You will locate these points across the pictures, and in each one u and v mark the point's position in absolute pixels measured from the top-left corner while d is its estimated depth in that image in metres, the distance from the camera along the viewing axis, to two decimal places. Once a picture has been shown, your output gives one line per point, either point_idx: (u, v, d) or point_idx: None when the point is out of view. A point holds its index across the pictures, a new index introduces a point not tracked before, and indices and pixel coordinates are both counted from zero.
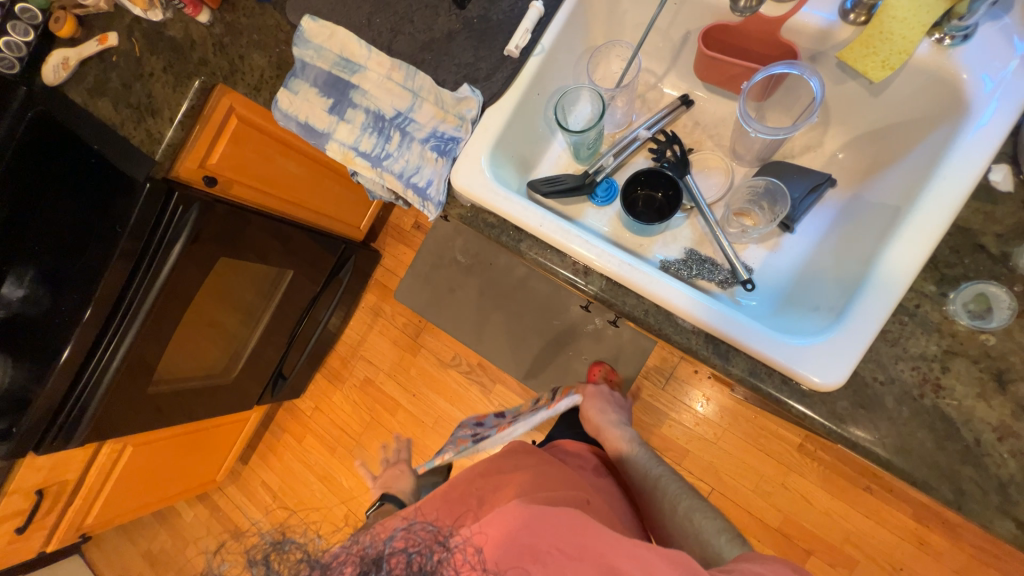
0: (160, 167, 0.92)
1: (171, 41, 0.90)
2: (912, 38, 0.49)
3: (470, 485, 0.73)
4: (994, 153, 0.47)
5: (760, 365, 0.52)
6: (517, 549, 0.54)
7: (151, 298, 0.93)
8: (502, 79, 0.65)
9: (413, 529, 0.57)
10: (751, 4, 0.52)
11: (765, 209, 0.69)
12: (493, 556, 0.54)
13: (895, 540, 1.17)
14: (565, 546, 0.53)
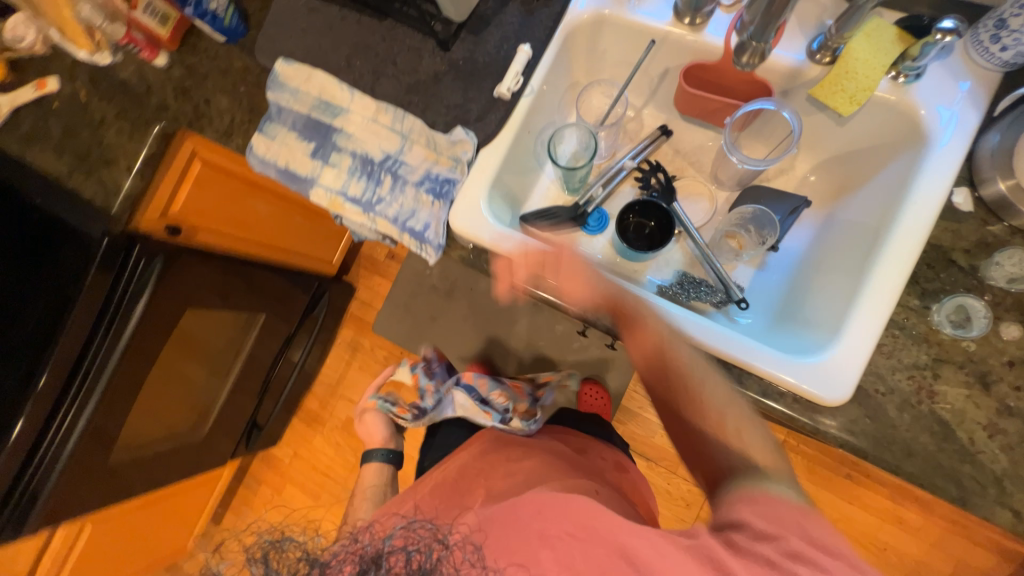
0: (117, 221, 0.84)
1: (123, 85, 0.84)
2: (874, 77, 0.54)
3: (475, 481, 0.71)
4: (954, 178, 0.53)
5: (771, 386, 0.55)
6: (524, 535, 0.52)
7: (112, 362, 0.84)
8: (495, 120, 0.65)
9: (414, 526, 0.53)
10: (754, 60, 0.59)
11: (751, 232, 0.71)
12: (498, 547, 0.53)
13: (877, 522, 1.24)
14: (573, 529, 0.52)
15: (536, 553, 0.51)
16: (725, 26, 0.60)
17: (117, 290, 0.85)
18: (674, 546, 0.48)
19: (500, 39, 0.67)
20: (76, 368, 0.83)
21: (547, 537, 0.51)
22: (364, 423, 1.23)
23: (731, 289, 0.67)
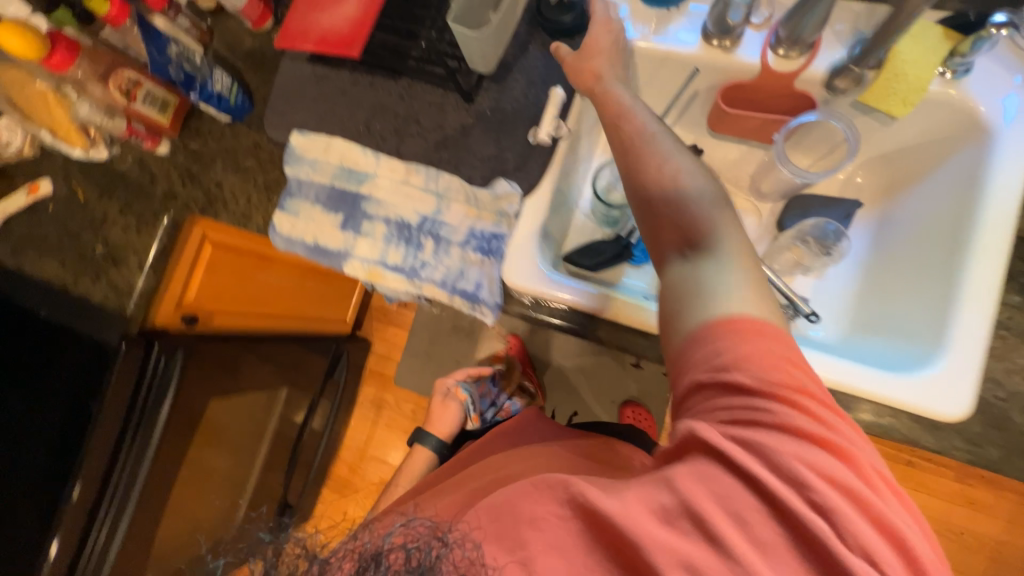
0: (133, 321, 0.79)
1: (123, 177, 0.80)
2: (925, 77, 0.53)
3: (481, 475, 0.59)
4: None
5: (884, 406, 0.52)
6: (515, 520, 0.41)
7: (143, 473, 0.79)
8: (536, 167, 0.63)
9: (414, 523, 0.44)
10: (846, 86, 0.57)
11: (810, 243, 0.67)
12: (487, 530, 0.42)
13: (948, 507, 1.20)
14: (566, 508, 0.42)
15: (522, 530, 0.41)
16: (758, 42, 0.59)
17: (136, 403, 0.78)
18: (659, 495, 0.39)
19: (526, 83, 0.65)
20: (101, 495, 0.75)
21: (536, 517, 0.41)
22: (442, 407, 1.18)
23: (796, 303, 0.65)
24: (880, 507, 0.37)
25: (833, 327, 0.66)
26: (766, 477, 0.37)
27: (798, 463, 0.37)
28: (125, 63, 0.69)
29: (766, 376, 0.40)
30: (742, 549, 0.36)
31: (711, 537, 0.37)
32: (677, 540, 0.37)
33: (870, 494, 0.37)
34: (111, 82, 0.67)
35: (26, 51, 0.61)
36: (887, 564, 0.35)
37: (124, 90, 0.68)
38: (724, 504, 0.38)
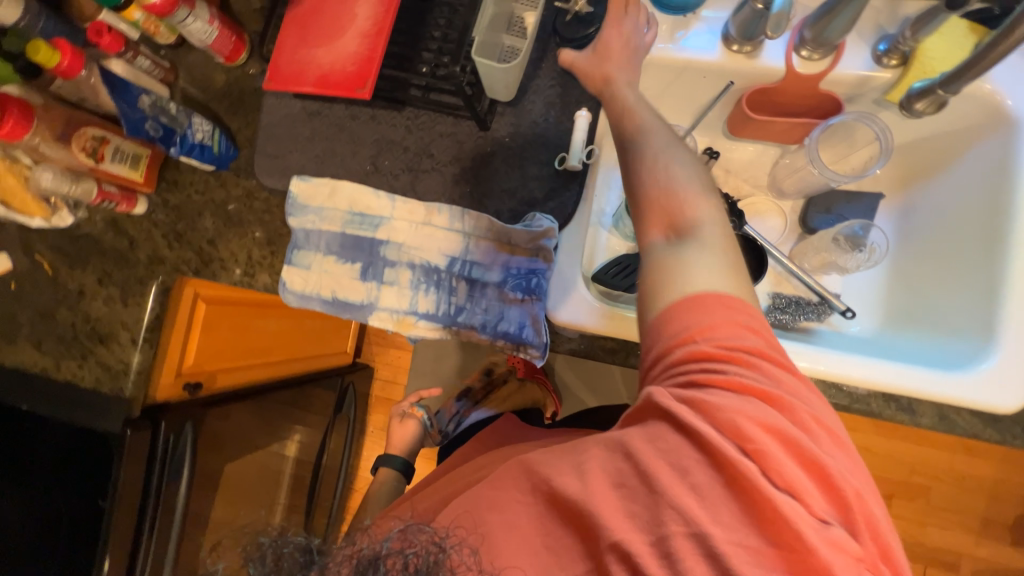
0: (133, 402, 0.71)
1: (96, 243, 0.71)
2: None
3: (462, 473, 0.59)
4: None
5: (946, 405, 0.52)
6: (474, 502, 0.43)
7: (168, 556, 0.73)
8: (566, 195, 0.60)
9: (412, 530, 0.40)
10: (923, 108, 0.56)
11: (840, 241, 0.67)
12: (449, 517, 0.44)
13: (949, 456, 1.28)
14: (521, 485, 0.42)
15: (482, 511, 0.42)
16: (782, 44, 0.57)
17: (151, 490, 0.70)
18: (612, 462, 0.40)
19: (544, 105, 0.62)
20: None
21: (495, 501, 0.42)
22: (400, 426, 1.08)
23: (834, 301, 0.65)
24: (811, 453, 0.37)
25: (869, 321, 0.66)
26: (705, 430, 0.37)
27: (732, 419, 0.37)
28: (89, 120, 0.61)
29: (717, 344, 0.40)
30: (679, 499, 0.37)
31: (646, 486, 0.38)
32: (615, 493, 0.39)
33: (805, 443, 0.37)
34: (74, 143, 0.59)
35: None
36: (809, 497, 0.36)
37: (90, 149, 0.60)
38: (677, 467, 0.37)
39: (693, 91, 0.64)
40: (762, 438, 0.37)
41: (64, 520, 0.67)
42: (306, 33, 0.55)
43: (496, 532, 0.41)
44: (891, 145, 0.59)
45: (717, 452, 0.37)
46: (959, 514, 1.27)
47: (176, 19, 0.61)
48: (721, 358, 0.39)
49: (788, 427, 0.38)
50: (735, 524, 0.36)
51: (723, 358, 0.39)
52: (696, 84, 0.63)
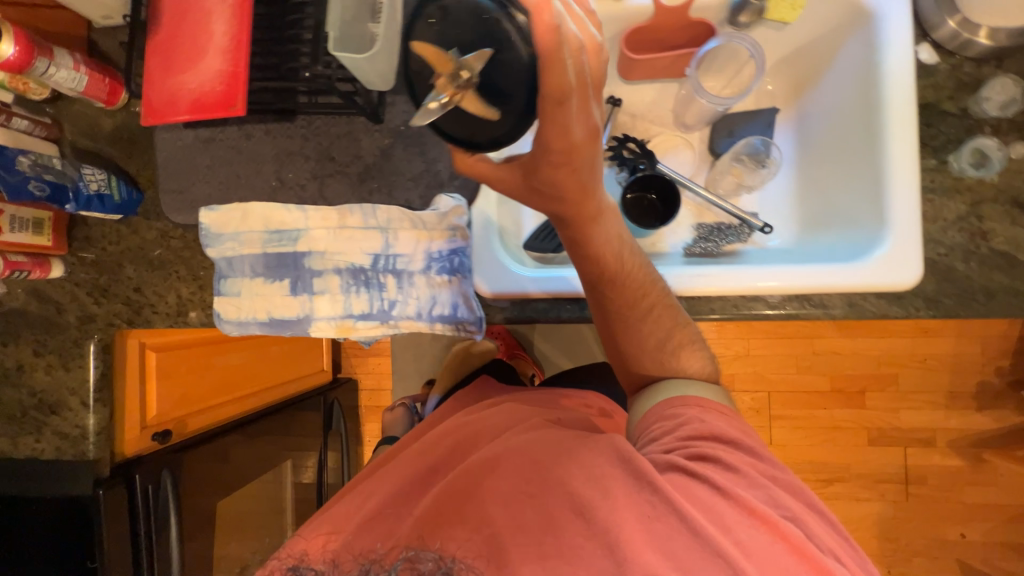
0: (101, 464, 0.70)
1: (23, 315, 0.70)
2: None
3: (437, 440, 0.68)
4: (912, 40, 0.55)
5: (853, 294, 0.55)
6: (477, 497, 0.56)
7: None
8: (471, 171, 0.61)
9: (417, 555, 0.51)
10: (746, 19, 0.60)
11: (745, 159, 0.70)
12: (454, 514, 0.55)
13: (909, 342, 1.36)
14: (526, 486, 0.55)
15: (490, 514, 0.54)
16: None
17: (139, 537, 0.73)
18: (645, 495, 0.52)
19: None
20: None
21: (500, 495, 0.56)
22: (391, 415, 1.29)
23: (751, 221, 0.68)
24: (815, 520, 0.52)
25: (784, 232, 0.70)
26: (731, 488, 0.52)
27: (743, 478, 0.53)
28: None
29: (715, 424, 0.57)
30: (716, 534, 0.49)
31: (693, 527, 0.49)
32: (653, 527, 0.50)
33: (809, 506, 0.53)
34: None
35: None
36: (837, 553, 0.49)
37: None
38: (716, 519, 0.50)
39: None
40: (771, 497, 0.52)
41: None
42: (169, 61, 0.54)
43: (505, 535, 0.53)
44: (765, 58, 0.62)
45: (761, 518, 0.50)
46: (927, 392, 1.36)
47: (39, 72, 0.57)
48: (725, 434, 0.56)
49: (779, 482, 0.54)
50: (774, 563, 0.47)
51: (725, 432, 0.56)
52: None
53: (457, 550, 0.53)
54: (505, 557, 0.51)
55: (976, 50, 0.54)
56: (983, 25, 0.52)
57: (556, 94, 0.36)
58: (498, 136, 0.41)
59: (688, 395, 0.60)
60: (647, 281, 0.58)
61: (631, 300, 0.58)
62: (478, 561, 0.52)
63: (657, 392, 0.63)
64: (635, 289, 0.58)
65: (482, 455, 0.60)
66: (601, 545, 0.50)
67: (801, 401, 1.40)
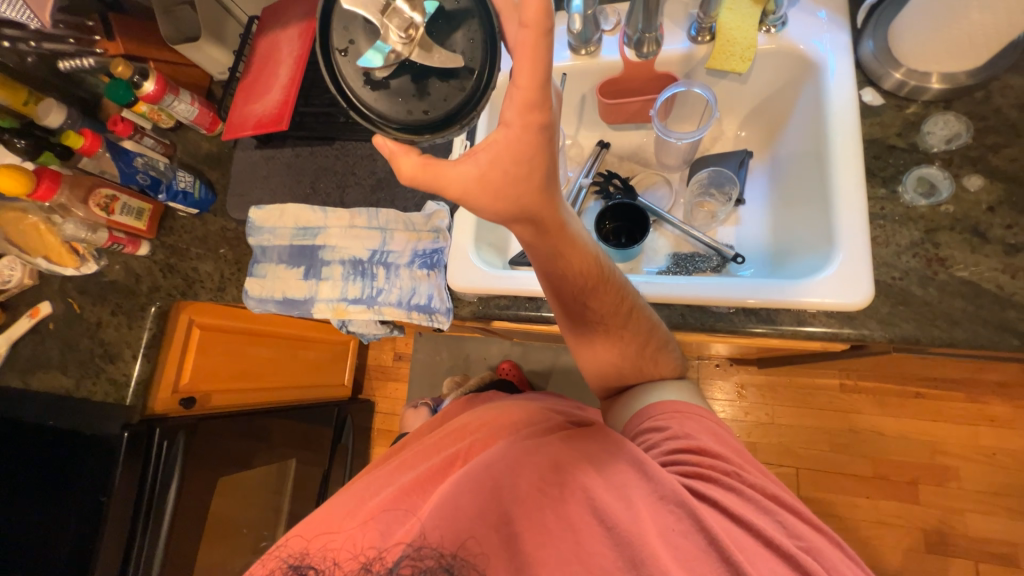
0: (135, 410, 0.84)
1: (112, 284, 0.89)
2: (752, 37, 0.64)
3: (438, 442, 0.71)
4: (855, 84, 0.60)
5: (803, 312, 0.56)
6: (496, 493, 0.54)
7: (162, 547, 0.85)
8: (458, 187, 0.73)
9: (417, 553, 0.52)
10: (651, 48, 0.67)
11: (716, 194, 0.78)
12: (469, 507, 0.53)
13: (968, 430, 1.19)
14: (545, 483, 0.55)
15: (508, 513, 0.53)
16: (616, 43, 0.70)
17: (146, 487, 0.83)
18: (669, 508, 0.52)
19: None
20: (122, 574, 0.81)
21: (520, 495, 0.54)
22: (412, 414, 1.38)
23: (722, 250, 0.72)
24: (834, 552, 0.53)
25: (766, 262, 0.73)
26: (742, 512, 0.53)
27: (750, 501, 0.54)
28: (103, 183, 0.80)
29: (708, 441, 0.58)
30: (737, 554, 0.49)
31: (714, 545, 0.50)
32: (676, 543, 0.50)
33: (828, 539, 0.54)
34: (91, 201, 0.78)
35: (15, 188, 0.72)
36: None
37: (103, 205, 0.79)
38: (738, 544, 0.50)
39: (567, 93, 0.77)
40: (788, 527, 0.53)
41: (67, 515, 0.78)
42: (248, 96, 0.74)
43: (524, 535, 0.52)
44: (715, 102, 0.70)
45: (781, 550, 0.50)
46: (999, 495, 1.15)
47: (166, 103, 0.80)
48: (718, 451, 0.57)
49: (783, 506, 0.56)
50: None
51: (724, 452, 0.58)
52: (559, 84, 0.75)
53: (474, 544, 0.51)
54: (524, 559, 0.51)
55: (930, 95, 0.58)
56: (932, 73, 0.57)
57: (539, 26, 0.33)
58: (460, 99, 0.43)
59: (666, 401, 0.63)
60: (622, 292, 0.57)
61: (608, 312, 0.58)
62: (495, 559, 0.51)
63: (639, 400, 0.66)
64: (613, 299, 0.57)
65: (499, 451, 0.59)
66: (626, 562, 0.49)
67: (838, 486, 1.23)
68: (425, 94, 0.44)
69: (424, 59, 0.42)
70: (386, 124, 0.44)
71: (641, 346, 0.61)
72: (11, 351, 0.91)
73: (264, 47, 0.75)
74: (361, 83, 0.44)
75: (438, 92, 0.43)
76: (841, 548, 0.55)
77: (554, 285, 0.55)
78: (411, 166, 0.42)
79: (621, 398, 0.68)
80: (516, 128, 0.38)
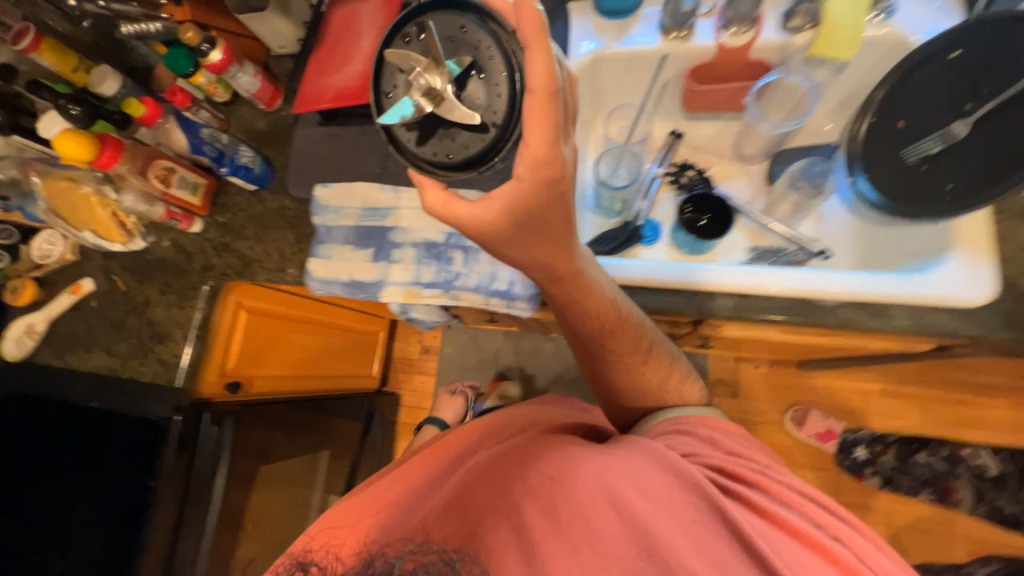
0: (186, 393, 0.80)
1: (160, 261, 0.85)
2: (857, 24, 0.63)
3: (446, 434, 0.71)
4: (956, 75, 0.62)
5: (919, 308, 0.55)
6: (505, 484, 0.56)
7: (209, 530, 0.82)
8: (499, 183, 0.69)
9: (420, 548, 0.55)
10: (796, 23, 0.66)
11: (802, 187, 0.77)
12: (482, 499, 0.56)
13: (1012, 438, 1.19)
14: (553, 473, 0.55)
15: (521, 504, 0.54)
16: (710, 27, 0.68)
17: (193, 471, 0.79)
18: (691, 500, 0.53)
19: None
20: (168, 573, 0.77)
21: (529, 485, 0.55)
22: (449, 399, 1.38)
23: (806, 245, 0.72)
24: (863, 542, 0.55)
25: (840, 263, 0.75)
26: (770, 507, 0.54)
27: (776, 496, 0.56)
28: (160, 155, 0.77)
29: (728, 441, 0.62)
30: (768, 549, 0.50)
31: (739, 539, 0.51)
32: (698, 534, 0.51)
33: (855, 531, 0.56)
34: (149, 173, 0.74)
35: (80, 153, 0.68)
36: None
37: (160, 177, 0.76)
38: (769, 538, 0.52)
39: (622, 76, 0.76)
40: (812, 518, 0.55)
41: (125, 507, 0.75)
42: (325, 68, 0.71)
43: (534, 524, 0.52)
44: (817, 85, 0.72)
45: (811, 541, 0.53)
46: None
47: (229, 74, 0.77)
48: (738, 451, 0.61)
49: (815, 502, 0.58)
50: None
51: (749, 454, 0.61)
52: (644, 71, 0.74)
53: (482, 533, 0.54)
54: (534, 546, 0.51)
55: None
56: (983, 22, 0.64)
57: (544, 90, 0.38)
58: (480, 150, 0.46)
59: (684, 416, 0.66)
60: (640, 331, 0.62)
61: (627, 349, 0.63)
62: (505, 547, 0.52)
63: (660, 416, 0.68)
64: (631, 337, 0.61)
65: (506, 445, 0.61)
66: (643, 553, 0.49)
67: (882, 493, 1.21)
68: (448, 139, 0.47)
69: (443, 113, 0.44)
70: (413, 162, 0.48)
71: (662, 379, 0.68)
72: (49, 328, 0.88)
73: (342, 19, 0.73)
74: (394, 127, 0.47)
75: (456, 143, 0.47)
76: (863, 533, 0.57)
77: (574, 326, 0.62)
78: (434, 198, 0.48)
79: (640, 417, 0.71)
80: (526, 182, 0.43)
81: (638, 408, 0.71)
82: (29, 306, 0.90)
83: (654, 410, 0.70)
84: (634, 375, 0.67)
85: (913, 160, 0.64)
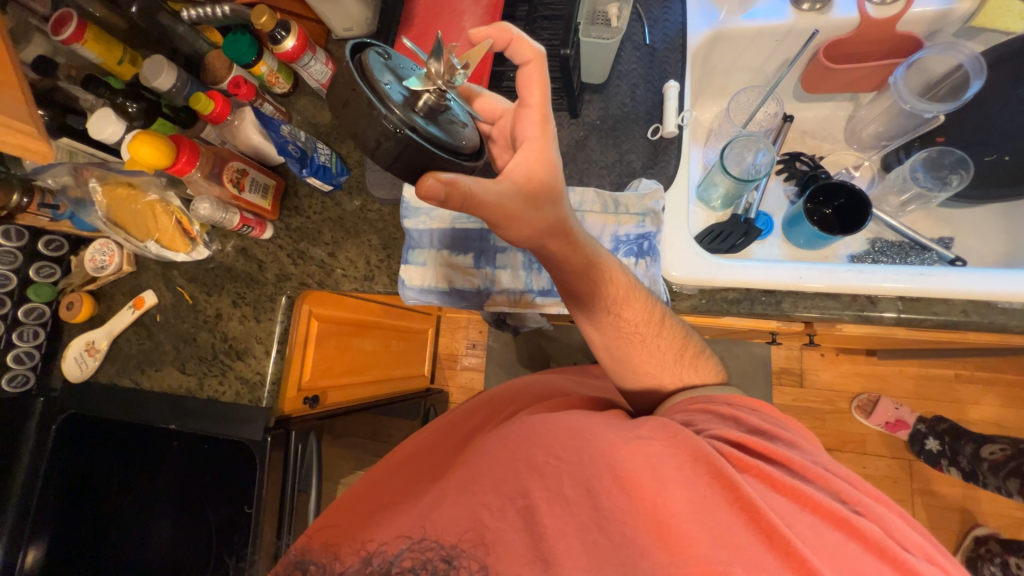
0: (273, 411, 0.75)
1: (228, 270, 0.79)
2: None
3: (473, 417, 0.73)
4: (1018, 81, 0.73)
5: None
6: (514, 463, 0.50)
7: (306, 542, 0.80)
8: (613, 179, 0.65)
9: (419, 545, 0.47)
10: None
11: (916, 178, 0.78)
12: (484, 482, 0.50)
13: None
14: (562, 452, 0.50)
15: (526, 485, 0.49)
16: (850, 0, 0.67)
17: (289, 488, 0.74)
18: (697, 474, 0.47)
19: (630, 87, 0.68)
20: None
21: (535, 466, 0.50)
22: None
23: (943, 250, 0.71)
24: (893, 517, 0.46)
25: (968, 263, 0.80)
26: (791, 480, 0.47)
27: (798, 471, 0.49)
28: (234, 155, 0.70)
29: (744, 414, 0.55)
30: (782, 525, 0.43)
31: (748, 512, 0.44)
32: (708, 511, 0.45)
33: (888, 506, 0.48)
34: (223, 176, 0.67)
35: (157, 158, 0.61)
36: (941, 559, 0.44)
37: (234, 180, 0.68)
38: (783, 514, 0.45)
39: (734, 51, 0.74)
40: (833, 491, 0.47)
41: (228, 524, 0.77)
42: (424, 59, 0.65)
43: (541, 508, 0.47)
44: (981, 65, 0.70)
45: (836, 519, 0.44)
46: None
47: (302, 63, 0.69)
48: (768, 429, 0.53)
49: (843, 479, 0.49)
50: (847, 560, 0.42)
51: (776, 432, 0.53)
52: (767, 49, 0.73)
53: (486, 521, 0.47)
54: (541, 530, 0.46)
55: None
56: None
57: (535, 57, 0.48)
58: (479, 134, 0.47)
59: (705, 396, 0.58)
60: (647, 296, 0.58)
61: (630, 308, 0.58)
62: (508, 536, 0.46)
63: (681, 393, 0.60)
64: (628, 296, 0.57)
65: (513, 427, 0.55)
66: (654, 532, 0.44)
67: (957, 480, 1.20)
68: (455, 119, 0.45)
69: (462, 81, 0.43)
70: (436, 142, 0.42)
71: (674, 351, 0.61)
72: (112, 345, 0.81)
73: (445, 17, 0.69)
74: (412, 111, 0.41)
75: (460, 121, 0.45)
76: (901, 513, 0.48)
77: (563, 279, 0.56)
78: None
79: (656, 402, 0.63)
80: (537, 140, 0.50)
81: (655, 389, 0.62)
82: (85, 324, 0.83)
83: (672, 391, 0.62)
84: (643, 343, 0.60)
85: (991, 159, 0.76)
